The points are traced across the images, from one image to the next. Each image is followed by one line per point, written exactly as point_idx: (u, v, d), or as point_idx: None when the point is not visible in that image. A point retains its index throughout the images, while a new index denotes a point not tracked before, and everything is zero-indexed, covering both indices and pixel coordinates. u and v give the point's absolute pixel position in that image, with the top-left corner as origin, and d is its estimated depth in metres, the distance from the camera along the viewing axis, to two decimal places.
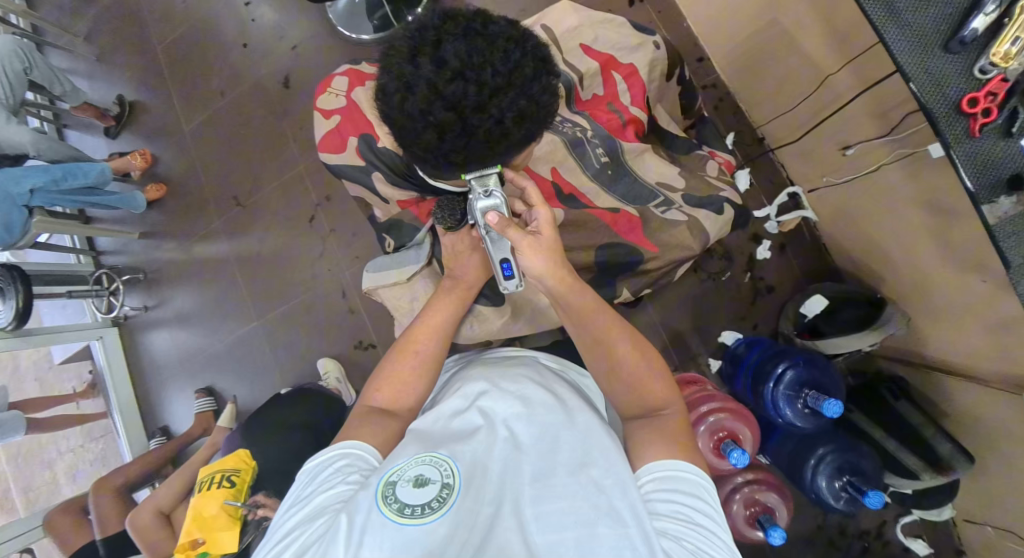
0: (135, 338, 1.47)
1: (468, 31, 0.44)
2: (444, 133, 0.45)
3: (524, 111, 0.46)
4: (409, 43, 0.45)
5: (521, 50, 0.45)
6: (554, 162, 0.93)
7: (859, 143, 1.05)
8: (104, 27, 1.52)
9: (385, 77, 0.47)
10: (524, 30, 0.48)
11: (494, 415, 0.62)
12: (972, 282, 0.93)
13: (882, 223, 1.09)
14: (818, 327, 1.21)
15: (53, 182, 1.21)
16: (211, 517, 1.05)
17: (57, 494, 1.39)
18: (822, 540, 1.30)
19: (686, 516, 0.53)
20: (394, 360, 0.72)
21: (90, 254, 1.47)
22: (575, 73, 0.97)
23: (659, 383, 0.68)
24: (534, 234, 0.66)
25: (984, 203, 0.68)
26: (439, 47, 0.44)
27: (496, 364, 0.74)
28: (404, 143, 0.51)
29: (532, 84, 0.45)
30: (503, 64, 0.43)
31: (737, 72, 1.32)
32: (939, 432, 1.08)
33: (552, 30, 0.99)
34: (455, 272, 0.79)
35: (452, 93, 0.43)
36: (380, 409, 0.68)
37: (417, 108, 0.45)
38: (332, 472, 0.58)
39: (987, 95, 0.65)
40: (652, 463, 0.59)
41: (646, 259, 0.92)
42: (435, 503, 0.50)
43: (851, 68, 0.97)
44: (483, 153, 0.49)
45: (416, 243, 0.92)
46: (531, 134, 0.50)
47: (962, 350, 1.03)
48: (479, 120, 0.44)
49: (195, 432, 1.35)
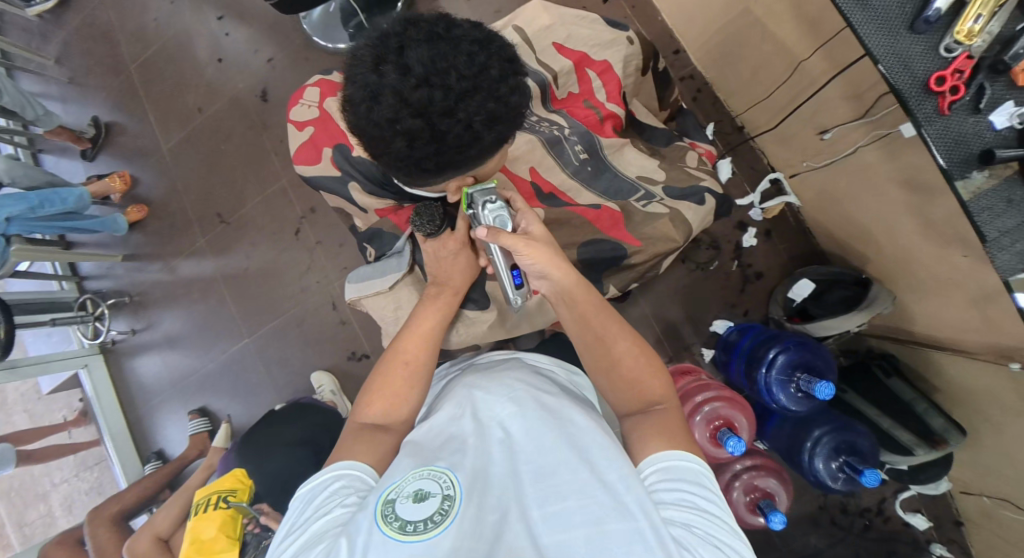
0: (124, 363, 1.45)
1: (431, 36, 0.44)
2: (414, 141, 0.45)
3: (493, 113, 0.46)
4: (372, 52, 0.45)
5: (486, 53, 0.45)
6: (532, 162, 0.94)
7: (835, 128, 1.06)
8: (75, 48, 1.50)
9: (351, 88, 0.47)
10: (488, 31, 0.48)
11: (488, 419, 0.63)
12: (953, 256, 0.95)
13: (863, 204, 1.10)
14: (807, 310, 1.22)
15: (30, 209, 1.20)
16: (210, 540, 1.03)
17: (53, 527, 1.38)
18: (825, 521, 1.30)
19: (691, 503, 0.54)
20: (385, 372, 0.71)
21: (74, 279, 1.45)
22: (548, 72, 0.98)
23: (659, 380, 0.69)
24: (536, 234, 0.70)
25: (957, 178, 0.70)
26: (403, 54, 0.44)
27: (485, 370, 0.75)
28: (376, 152, 0.50)
29: (499, 85, 0.45)
30: (468, 68, 0.44)
31: (713, 62, 1.33)
32: (931, 406, 1.10)
33: (524, 30, 0.98)
34: (441, 278, 0.80)
35: (418, 100, 0.43)
36: (374, 425, 0.68)
37: (385, 117, 0.44)
38: (329, 494, 0.57)
39: (954, 73, 0.69)
40: (658, 453, 0.59)
41: (631, 253, 0.92)
42: (438, 516, 0.51)
43: (823, 52, 0.99)
44: (456, 158, 0.49)
45: (395, 250, 0.90)
46: (504, 137, 0.50)
47: (948, 325, 1.05)
48: (448, 126, 0.44)
49: (191, 455, 1.34)
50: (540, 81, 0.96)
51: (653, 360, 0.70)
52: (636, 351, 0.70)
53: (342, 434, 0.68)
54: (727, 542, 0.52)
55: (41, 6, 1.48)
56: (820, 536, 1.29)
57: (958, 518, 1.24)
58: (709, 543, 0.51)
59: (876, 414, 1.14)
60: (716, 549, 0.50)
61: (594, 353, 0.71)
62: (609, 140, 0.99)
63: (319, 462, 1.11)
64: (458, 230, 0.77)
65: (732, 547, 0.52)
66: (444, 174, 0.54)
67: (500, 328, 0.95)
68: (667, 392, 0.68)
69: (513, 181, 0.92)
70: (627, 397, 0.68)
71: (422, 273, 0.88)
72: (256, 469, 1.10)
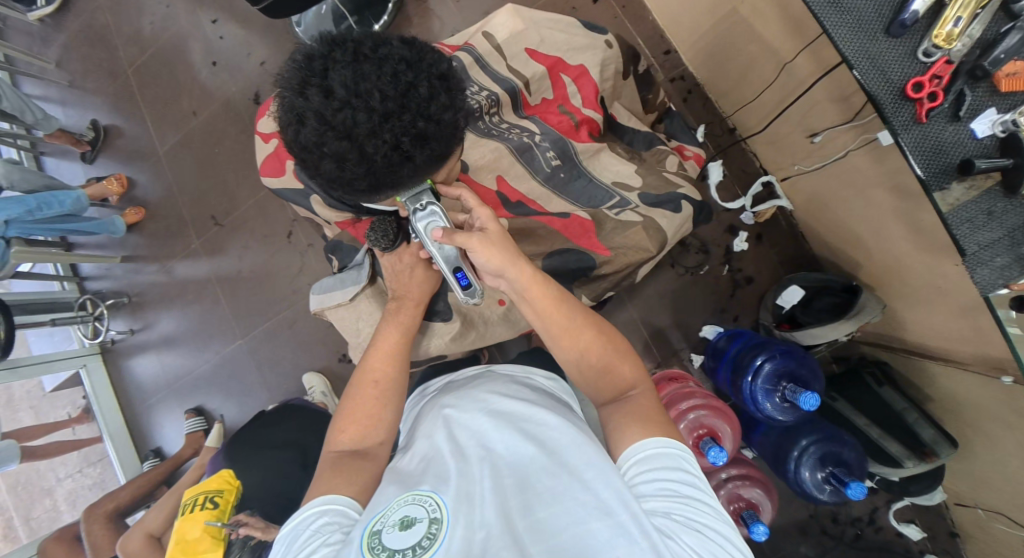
0: (122, 363, 1.49)
1: (354, 59, 0.54)
2: (346, 161, 0.55)
3: (420, 132, 0.55)
4: (299, 77, 0.54)
5: (412, 71, 0.54)
6: (499, 170, 0.96)
7: (825, 129, 1.03)
8: (75, 53, 1.54)
9: (285, 114, 0.56)
10: (417, 46, 0.58)
11: (465, 436, 0.63)
12: (944, 265, 0.92)
13: (853, 208, 1.07)
14: (796, 317, 1.21)
15: (28, 212, 1.23)
16: (193, 540, 1.07)
17: (58, 521, 1.41)
18: (815, 530, 1.28)
19: (671, 491, 0.55)
20: (355, 396, 0.71)
21: (74, 280, 1.49)
22: (519, 79, 1.01)
23: (626, 362, 0.70)
24: (484, 236, 0.68)
25: (935, 190, 0.69)
26: (327, 77, 0.53)
27: (460, 388, 0.75)
28: (314, 174, 0.60)
29: (427, 102, 0.55)
30: (393, 89, 0.53)
31: (703, 63, 1.31)
32: (922, 417, 1.08)
33: (494, 37, 1.02)
34: (399, 292, 0.81)
35: (343, 123, 0.52)
36: (351, 452, 0.67)
37: (314, 139, 0.54)
38: (311, 533, 0.56)
39: (933, 79, 0.67)
40: (636, 443, 0.60)
41: (598, 263, 0.95)
42: (426, 541, 0.52)
43: (809, 52, 0.96)
44: (388, 175, 0.57)
45: (356, 262, 0.93)
46: (439, 151, 0.59)
47: (938, 333, 1.02)
48: (373, 145, 0.53)
49: (186, 454, 1.37)
50: (509, 89, 1.00)
51: (620, 367, 0.69)
52: (605, 343, 0.70)
53: (319, 466, 0.66)
54: (708, 525, 0.53)
55: (41, 10, 1.51)
56: (809, 546, 1.27)
57: (952, 530, 1.21)
58: (692, 530, 0.52)
59: (864, 424, 1.13)
60: (699, 534, 0.52)
61: (566, 337, 0.70)
62: (584, 146, 1.01)
63: (306, 464, 1.13)
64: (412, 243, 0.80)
65: (714, 529, 0.53)
66: (382, 192, 0.63)
67: (453, 346, 0.96)
68: (637, 376, 0.69)
69: (477, 190, 0.94)
70: (602, 386, 0.69)
71: (383, 284, 0.90)
72: (242, 471, 1.12)
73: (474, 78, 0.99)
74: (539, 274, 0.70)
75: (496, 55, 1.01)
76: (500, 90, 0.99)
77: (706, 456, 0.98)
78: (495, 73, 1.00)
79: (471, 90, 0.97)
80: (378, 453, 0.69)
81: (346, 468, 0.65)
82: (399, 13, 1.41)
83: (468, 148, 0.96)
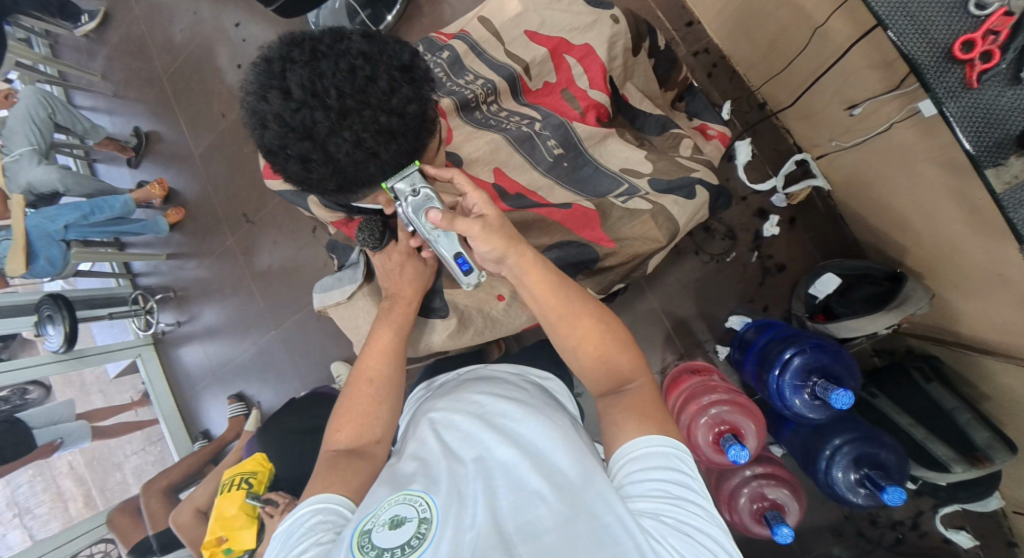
0: (171, 353, 1.62)
1: (309, 57, 0.53)
2: (310, 162, 0.55)
3: (383, 128, 0.54)
4: (259, 80, 0.54)
5: (372, 65, 0.54)
6: (496, 162, 0.94)
7: (866, 101, 0.93)
8: (117, 65, 1.65)
9: (250, 118, 0.56)
10: (376, 38, 0.56)
11: (456, 439, 0.62)
12: (1004, 249, 0.81)
13: (897, 187, 0.97)
14: (831, 307, 1.11)
15: (82, 217, 1.35)
16: (230, 517, 1.16)
17: (127, 492, 1.53)
18: (851, 531, 1.19)
19: (664, 492, 0.53)
20: (350, 394, 0.74)
21: (128, 276, 1.64)
22: (518, 64, 0.99)
23: (625, 352, 0.67)
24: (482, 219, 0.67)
25: (986, 166, 0.60)
26: (284, 77, 0.53)
27: (453, 391, 0.74)
28: (284, 175, 0.59)
29: (388, 95, 0.54)
30: (351, 87, 0.53)
31: (728, 33, 1.21)
32: (976, 418, 0.97)
33: (493, 23, 1.00)
34: (393, 291, 0.81)
35: (302, 125, 0.52)
36: (347, 450, 0.70)
37: (278, 141, 0.54)
38: (304, 531, 0.58)
39: (987, 35, 0.57)
40: (627, 443, 0.58)
41: (602, 255, 0.90)
42: (414, 541, 0.52)
43: (845, 14, 0.86)
44: (355, 173, 0.57)
45: (352, 260, 0.95)
46: (408, 147, 0.58)
47: (995, 325, 0.91)
48: (334, 143, 0.53)
49: (230, 436, 1.47)
50: (507, 75, 0.98)
51: (620, 344, 0.67)
52: (604, 331, 0.67)
53: (317, 464, 0.69)
54: (700, 529, 0.51)
55: (85, 26, 1.63)
56: (844, 548, 1.19)
57: (1009, 540, 1.10)
58: (680, 533, 0.50)
59: (908, 423, 1.03)
60: (688, 538, 0.50)
61: (564, 324, 0.67)
62: (590, 130, 0.96)
63: None
64: (398, 241, 0.81)
65: (705, 532, 0.51)
66: (354, 192, 0.62)
67: (451, 343, 0.94)
68: (636, 366, 0.66)
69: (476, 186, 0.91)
70: (599, 380, 0.66)
71: (378, 282, 0.90)
72: (271, 455, 1.19)
73: (471, 67, 1.00)
74: (535, 254, 0.68)
75: (494, 41, 1.00)
76: (498, 77, 0.98)
77: (727, 454, 0.91)
78: (493, 60, 0.99)
79: (466, 82, 0.98)
80: (375, 450, 0.71)
81: (341, 465, 0.67)
82: (411, 5, 1.40)
83: (463, 142, 0.94)
